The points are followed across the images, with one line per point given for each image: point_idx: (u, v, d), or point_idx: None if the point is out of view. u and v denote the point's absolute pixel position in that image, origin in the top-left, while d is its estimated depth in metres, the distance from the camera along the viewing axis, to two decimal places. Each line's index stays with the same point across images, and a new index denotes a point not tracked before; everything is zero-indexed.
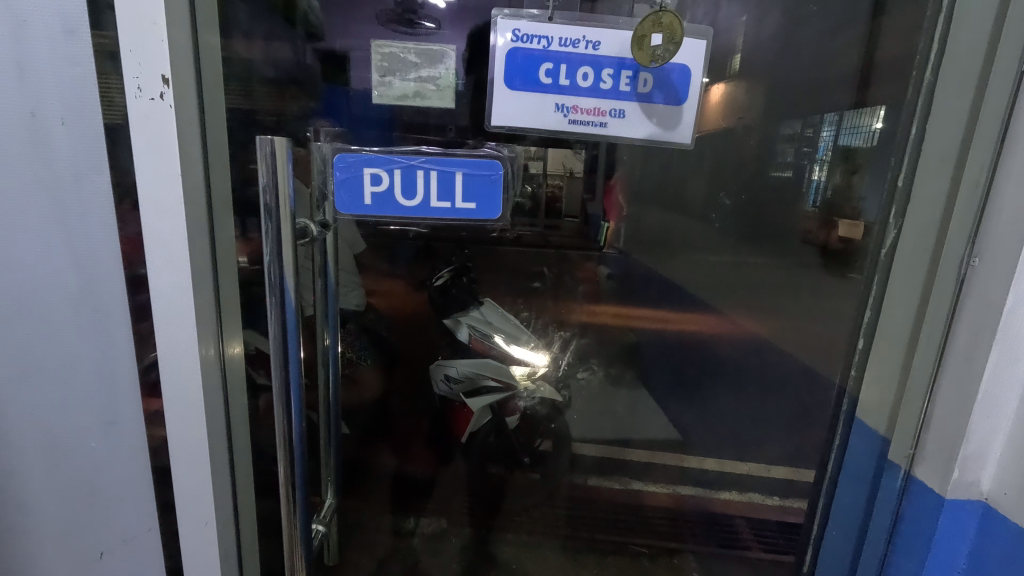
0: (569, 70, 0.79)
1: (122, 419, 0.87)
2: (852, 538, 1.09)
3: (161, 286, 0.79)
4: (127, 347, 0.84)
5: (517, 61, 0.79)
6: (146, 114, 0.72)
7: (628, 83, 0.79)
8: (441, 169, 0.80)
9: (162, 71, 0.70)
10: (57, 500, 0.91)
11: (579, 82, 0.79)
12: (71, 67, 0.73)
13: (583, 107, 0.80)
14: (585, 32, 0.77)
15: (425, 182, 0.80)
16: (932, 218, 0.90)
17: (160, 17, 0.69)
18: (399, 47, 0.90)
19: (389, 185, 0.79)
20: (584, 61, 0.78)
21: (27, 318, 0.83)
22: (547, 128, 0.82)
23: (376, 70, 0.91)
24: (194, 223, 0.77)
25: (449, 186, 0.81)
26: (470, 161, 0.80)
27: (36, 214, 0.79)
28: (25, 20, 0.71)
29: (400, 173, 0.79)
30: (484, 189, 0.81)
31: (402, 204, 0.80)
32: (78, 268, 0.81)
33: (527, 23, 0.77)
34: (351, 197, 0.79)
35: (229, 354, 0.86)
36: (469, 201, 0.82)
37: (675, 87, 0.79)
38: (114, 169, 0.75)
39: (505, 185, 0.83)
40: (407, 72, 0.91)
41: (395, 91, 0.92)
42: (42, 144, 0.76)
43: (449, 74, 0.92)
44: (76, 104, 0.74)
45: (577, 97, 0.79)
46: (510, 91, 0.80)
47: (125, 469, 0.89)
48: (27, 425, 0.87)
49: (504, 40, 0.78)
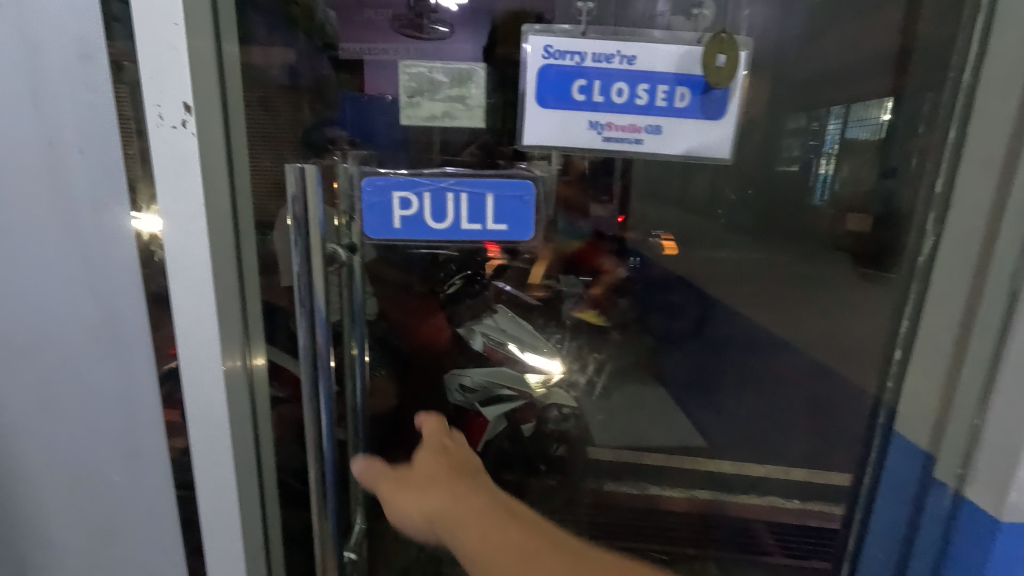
0: (603, 87, 0.76)
1: (146, 451, 0.84)
2: (897, 553, 1.04)
3: (184, 317, 0.76)
4: (149, 379, 0.81)
5: (549, 78, 0.77)
6: (168, 142, 0.69)
7: (664, 97, 0.76)
8: (471, 191, 0.77)
9: (184, 98, 0.67)
10: (80, 534, 0.88)
11: (613, 99, 0.76)
12: (88, 93, 0.70)
13: (617, 124, 0.77)
14: (620, 47, 0.75)
15: (455, 204, 0.77)
16: (979, 223, 0.87)
17: (181, 43, 0.66)
18: (427, 65, 0.80)
19: (419, 209, 0.76)
20: (618, 77, 0.76)
21: (43, 351, 0.79)
22: (579, 146, 0.79)
23: (403, 91, 0.81)
24: (219, 251, 0.74)
25: (480, 209, 0.77)
26: (502, 182, 0.77)
27: (51, 246, 0.75)
28: (39, 46, 0.68)
29: (429, 196, 0.76)
30: (515, 210, 0.78)
31: (432, 227, 0.77)
32: (97, 299, 0.78)
33: (558, 40, 0.76)
34: (381, 221, 0.76)
35: (252, 365, 0.80)
36: (499, 222, 0.78)
37: (714, 102, 0.77)
38: (136, 198, 0.72)
39: (535, 206, 0.79)
40: (436, 92, 0.82)
41: (422, 113, 0.82)
42: (59, 171, 0.73)
43: (482, 94, 0.81)
44: (93, 131, 0.71)
45: (611, 114, 0.77)
46: (541, 108, 0.78)
47: (150, 502, 0.87)
48: (45, 460, 0.84)
49: (535, 56, 0.76)
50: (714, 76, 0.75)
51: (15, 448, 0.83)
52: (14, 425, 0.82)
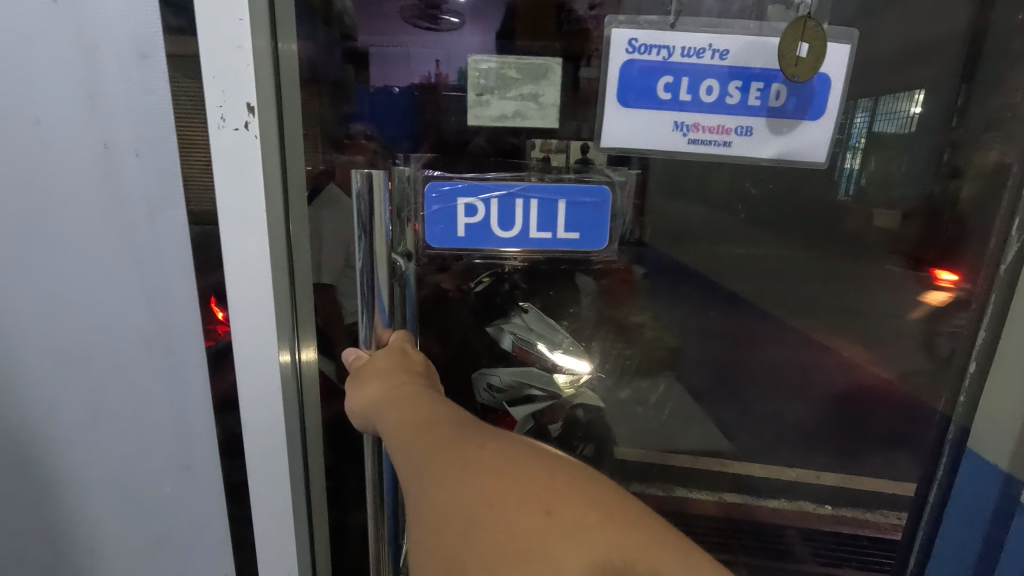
0: (691, 84, 0.72)
1: (196, 464, 0.82)
2: None
3: (241, 328, 0.72)
4: (202, 391, 0.78)
5: (632, 74, 0.72)
6: (229, 144, 0.65)
7: (757, 95, 0.73)
8: (543, 197, 0.77)
9: (247, 99, 0.64)
10: (129, 546, 0.86)
11: (702, 97, 0.73)
12: (146, 94, 0.67)
13: (705, 125, 0.75)
14: (711, 40, 0.71)
15: (523, 210, 0.77)
16: None
17: (246, 40, 0.62)
18: (497, 60, 0.72)
19: (485, 215, 0.77)
20: (708, 73, 0.72)
21: (92, 361, 0.77)
22: (662, 149, 0.76)
23: (470, 88, 0.73)
24: (279, 260, 0.70)
25: (550, 215, 0.78)
26: (574, 188, 0.77)
27: (104, 252, 0.72)
28: (97, 45, 0.65)
29: (497, 202, 0.77)
30: (587, 218, 0.79)
31: (499, 234, 0.79)
32: (150, 308, 0.75)
33: (643, 33, 0.71)
34: (445, 228, 0.77)
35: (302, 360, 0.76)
36: (568, 224, 0.79)
37: (809, 103, 0.75)
38: (193, 203, 0.69)
39: (610, 211, 0.80)
40: (506, 89, 0.73)
41: (491, 112, 0.74)
42: (114, 174, 0.69)
43: (557, 91, 0.74)
44: (152, 134, 0.68)
45: (699, 114, 0.74)
46: (624, 108, 0.74)
47: (199, 515, 0.84)
48: (95, 472, 0.82)
49: (619, 51, 0.71)
50: (787, 64, 0.70)
51: (63, 461, 0.81)
52: (60, 438, 0.80)
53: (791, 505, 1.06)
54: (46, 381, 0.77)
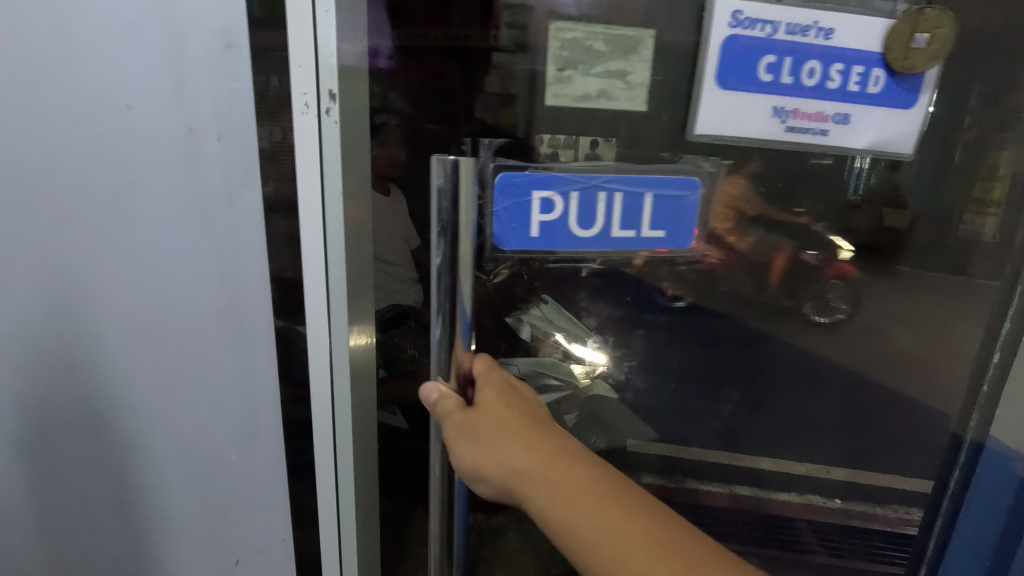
0: (794, 64, 0.83)
1: (261, 433, 0.88)
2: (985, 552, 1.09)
3: (316, 302, 0.79)
4: (269, 364, 0.84)
5: (735, 48, 0.81)
6: (310, 128, 0.72)
7: (858, 79, 0.86)
8: (626, 192, 0.80)
9: (329, 86, 0.71)
10: (193, 513, 0.91)
11: (804, 79, 0.84)
12: (228, 82, 0.72)
13: (803, 111, 0.86)
14: (815, 20, 0.82)
15: (606, 207, 0.80)
16: None
17: (331, 32, 0.69)
18: (582, 31, 0.77)
19: (563, 211, 0.78)
20: (812, 55, 0.83)
21: (168, 336, 0.82)
22: (762, 130, 0.86)
23: (552, 60, 0.78)
24: (353, 243, 0.77)
25: (632, 213, 0.81)
26: (661, 182, 0.82)
27: (182, 232, 0.77)
28: (184, 36, 0.70)
29: (577, 197, 0.79)
30: (673, 212, 0.84)
31: (578, 232, 0.80)
32: (224, 284, 0.80)
33: (749, 8, 0.80)
34: (520, 229, 0.78)
35: (354, 344, 0.81)
36: (652, 219, 0.83)
37: (904, 92, 0.88)
38: (276, 187, 0.75)
39: (697, 206, 0.86)
40: (591, 65, 0.80)
41: (575, 90, 0.80)
42: (197, 159, 0.74)
43: (642, 71, 0.82)
44: (232, 119, 0.73)
45: (799, 100, 0.86)
46: (722, 86, 0.83)
47: (262, 482, 0.90)
48: (163, 442, 0.87)
49: (725, 26, 0.80)
50: (898, 58, 0.85)
51: (134, 428, 0.86)
52: (135, 408, 0.85)
53: (798, 497, 1.24)
54: (122, 351, 0.82)
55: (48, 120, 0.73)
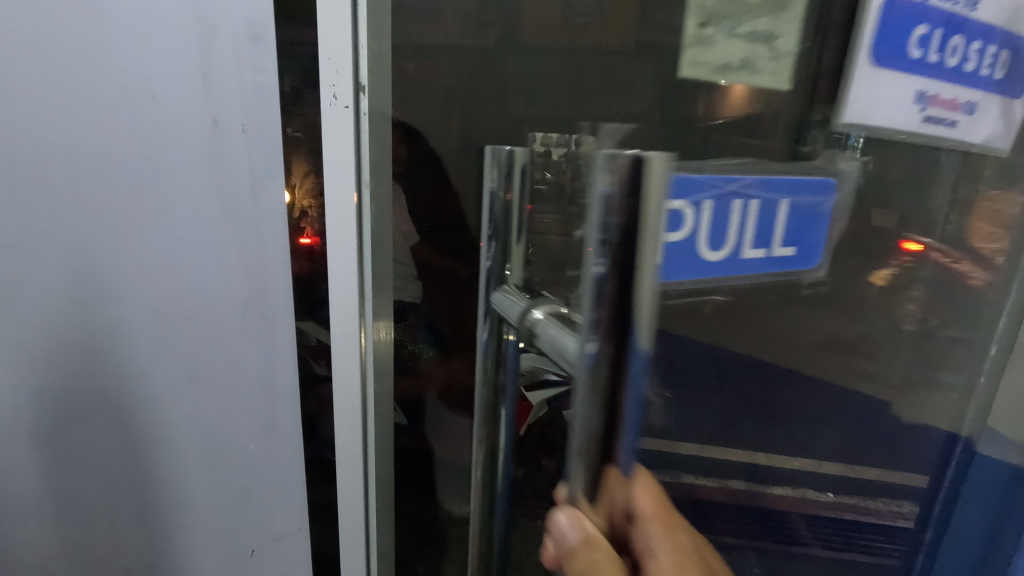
0: (937, 45, 0.89)
1: (280, 421, 0.90)
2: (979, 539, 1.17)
3: (340, 292, 0.80)
4: (289, 351, 0.86)
5: (896, 17, 0.85)
6: (337, 119, 0.74)
7: (985, 66, 0.95)
8: (764, 198, 0.61)
9: (358, 80, 0.73)
10: (213, 499, 0.94)
11: (943, 61, 0.91)
12: (253, 74, 0.74)
13: (941, 99, 0.94)
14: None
15: (744, 215, 0.59)
16: None
17: (359, 25, 0.71)
18: None
19: (698, 224, 0.54)
20: (954, 36, 0.90)
21: (193, 322, 0.85)
22: (906, 116, 0.92)
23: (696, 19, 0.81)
24: (377, 234, 0.79)
25: (767, 226, 0.63)
26: (799, 189, 0.65)
27: (208, 221, 0.81)
28: (213, 28, 0.73)
29: (713, 205, 0.55)
30: (804, 222, 0.68)
31: (710, 256, 0.58)
32: (247, 273, 0.83)
33: None
34: (674, 256, 0.54)
35: (376, 334, 0.83)
36: (785, 234, 0.66)
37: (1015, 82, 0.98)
38: (302, 184, 0.77)
39: (823, 218, 0.72)
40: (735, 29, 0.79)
41: (716, 62, 0.84)
42: (225, 154, 0.78)
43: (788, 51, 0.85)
44: (257, 110, 0.75)
45: (938, 84, 0.92)
46: (879, 64, 0.87)
47: (280, 469, 0.92)
48: (186, 426, 0.90)
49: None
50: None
51: (157, 414, 0.89)
52: (158, 393, 0.88)
53: (793, 491, 1.31)
54: (146, 338, 0.86)
55: (83, 120, 0.79)
